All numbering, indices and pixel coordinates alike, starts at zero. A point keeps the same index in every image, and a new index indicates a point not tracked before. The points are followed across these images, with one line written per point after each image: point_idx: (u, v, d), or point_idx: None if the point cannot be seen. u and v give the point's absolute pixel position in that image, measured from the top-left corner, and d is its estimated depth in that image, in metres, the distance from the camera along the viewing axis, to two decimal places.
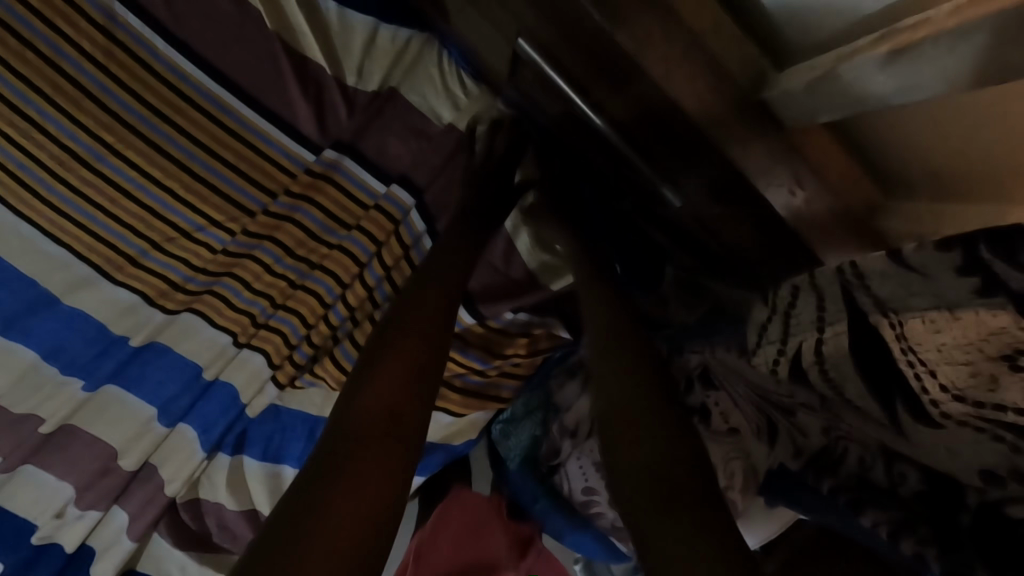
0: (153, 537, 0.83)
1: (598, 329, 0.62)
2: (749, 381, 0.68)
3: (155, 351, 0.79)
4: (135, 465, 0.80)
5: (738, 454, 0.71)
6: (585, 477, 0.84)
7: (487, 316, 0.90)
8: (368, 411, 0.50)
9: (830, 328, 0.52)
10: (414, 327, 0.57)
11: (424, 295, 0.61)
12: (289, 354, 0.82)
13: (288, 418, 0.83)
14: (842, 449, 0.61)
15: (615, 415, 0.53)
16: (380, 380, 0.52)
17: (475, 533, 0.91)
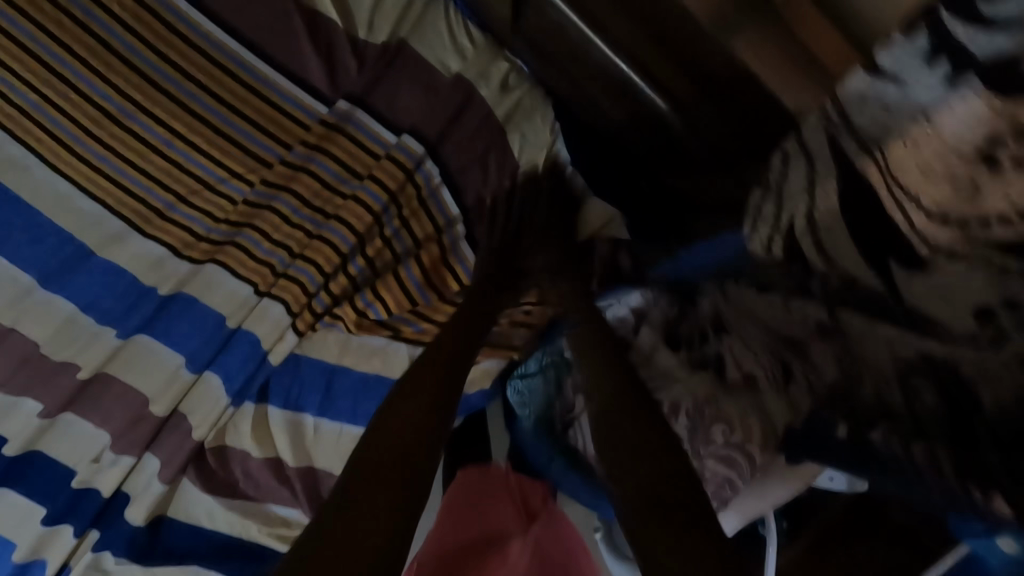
0: (182, 483, 0.86)
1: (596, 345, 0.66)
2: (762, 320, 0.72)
3: (180, 303, 0.82)
4: (164, 412, 0.84)
5: (755, 412, 0.71)
6: None
7: None
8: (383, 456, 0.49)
9: (819, 183, 0.62)
10: (432, 383, 0.59)
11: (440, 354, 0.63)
12: (308, 302, 0.84)
13: (307, 369, 0.85)
14: (858, 379, 0.61)
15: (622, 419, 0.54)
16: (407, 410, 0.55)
17: (491, 511, 0.85)
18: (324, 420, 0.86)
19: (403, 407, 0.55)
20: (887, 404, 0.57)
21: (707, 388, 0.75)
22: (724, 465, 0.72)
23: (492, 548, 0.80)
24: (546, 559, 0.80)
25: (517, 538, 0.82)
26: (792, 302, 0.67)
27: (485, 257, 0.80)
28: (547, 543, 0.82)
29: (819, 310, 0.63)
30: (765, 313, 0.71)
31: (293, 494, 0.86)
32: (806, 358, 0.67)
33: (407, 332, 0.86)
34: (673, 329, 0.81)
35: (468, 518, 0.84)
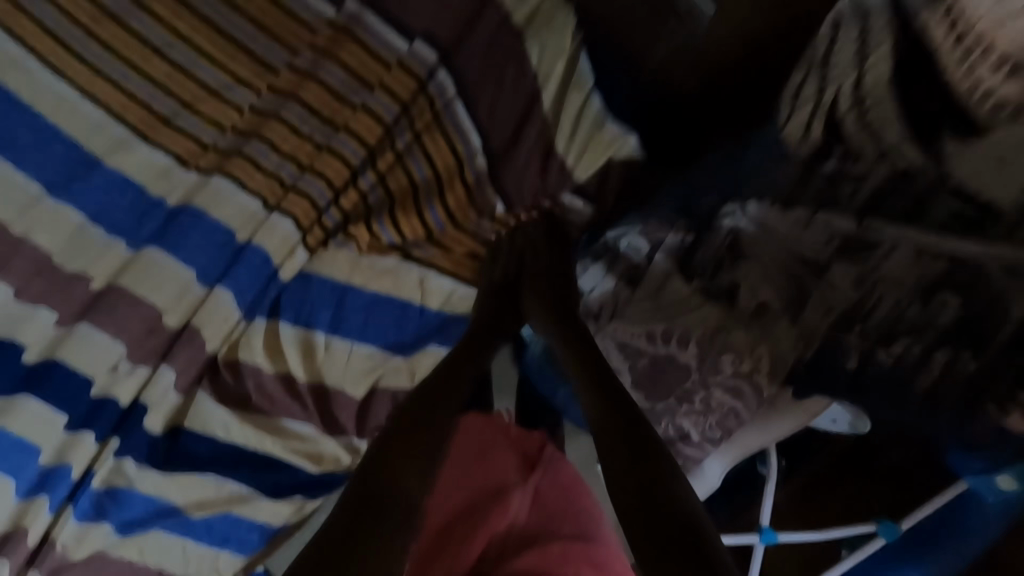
0: (197, 395, 0.88)
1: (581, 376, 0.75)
2: (784, 241, 0.70)
3: (189, 215, 0.81)
4: (178, 324, 0.85)
5: (768, 343, 0.69)
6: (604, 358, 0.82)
7: (507, 183, 0.84)
8: (368, 496, 0.66)
9: (869, 63, 0.67)
10: (419, 453, 0.71)
11: (431, 415, 0.75)
12: (318, 218, 0.84)
13: (317, 287, 0.85)
14: (877, 299, 0.63)
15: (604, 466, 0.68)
16: (402, 452, 0.71)
17: (489, 464, 0.81)
18: (335, 338, 0.86)
19: (387, 469, 0.69)
20: (907, 314, 0.61)
21: (718, 316, 0.72)
22: (732, 396, 0.73)
23: (493, 503, 0.77)
24: (548, 509, 0.77)
25: (517, 491, 0.78)
26: (820, 214, 0.69)
27: (482, 295, 0.84)
28: (548, 491, 0.78)
29: (847, 220, 0.67)
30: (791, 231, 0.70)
31: (305, 409, 0.89)
32: (829, 275, 0.66)
33: (420, 255, 0.86)
34: (686, 257, 0.77)
35: (467, 473, 0.80)
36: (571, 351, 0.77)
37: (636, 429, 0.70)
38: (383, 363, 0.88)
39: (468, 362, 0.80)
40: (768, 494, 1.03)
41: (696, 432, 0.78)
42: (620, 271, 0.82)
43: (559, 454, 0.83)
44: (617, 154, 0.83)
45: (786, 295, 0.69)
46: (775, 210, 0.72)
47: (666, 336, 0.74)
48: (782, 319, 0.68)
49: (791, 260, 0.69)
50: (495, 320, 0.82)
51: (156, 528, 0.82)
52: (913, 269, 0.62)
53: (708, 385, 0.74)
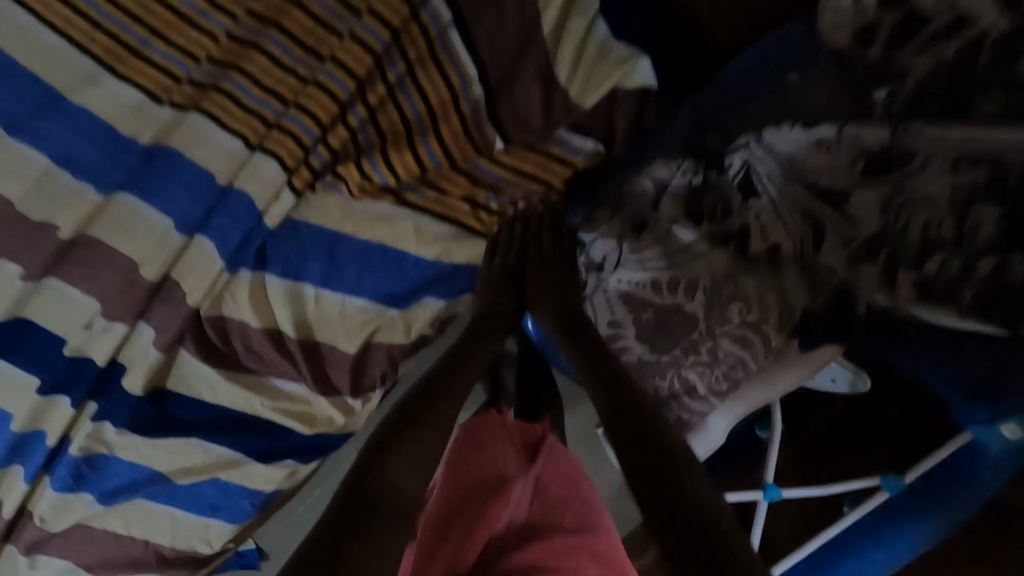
0: (179, 354, 0.85)
1: (593, 370, 0.71)
2: (805, 177, 0.65)
3: (166, 156, 0.75)
4: (156, 278, 0.80)
5: (776, 291, 0.70)
6: (611, 310, 0.80)
7: (509, 121, 0.76)
8: (355, 494, 0.57)
9: None
10: (417, 458, 0.63)
11: (429, 418, 0.67)
12: (305, 157, 0.77)
13: (306, 236, 0.80)
14: (903, 221, 0.59)
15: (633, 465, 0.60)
16: (404, 447, 0.63)
17: (488, 456, 0.72)
18: (326, 290, 0.82)
19: (383, 472, 0.60)
20: (936, 237, 0.57)
21: (727, 263, 0.73)
22: (739, 346, 0.73)
23: (491, 496, 0.67)
24: (551, 506, 0.67)
25: (518, 484, 0.68)
26: (848, 128, 0.61)
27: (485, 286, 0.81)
28: (552, 485, 0.69)
29: (879, 132, 0.59)
30: (811, 158, 0.64)
31: (296, 368, 0.86)
32: (846, 207, 0.63)
33: (416, 200, 0.80)
34: (693, 203, 0.74)
35: (463, 470, 0.71)
36: (569, 344, 0.74)
37: (643, 419, 0.64)
38: (378, 316, 0.84)
39: (468, 362, 0.74)
40: (773, 448, 1.01)
41: (703, 385, 0.77)
42: (626, 218, 0.78)
43: (563, 446, 0.75)
44: (624, 82, 0.74)
45: (796, 233, 0.68)
46: (799, 130, 0.65)
47: (671, 286, 0.76)
48: (793, 271, 0.69)
49: (807, 189, 0.66)
50: (488, 321, 0.77)
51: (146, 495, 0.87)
52: (947, 181, 0.55)
53: (716, 335, 0.74)
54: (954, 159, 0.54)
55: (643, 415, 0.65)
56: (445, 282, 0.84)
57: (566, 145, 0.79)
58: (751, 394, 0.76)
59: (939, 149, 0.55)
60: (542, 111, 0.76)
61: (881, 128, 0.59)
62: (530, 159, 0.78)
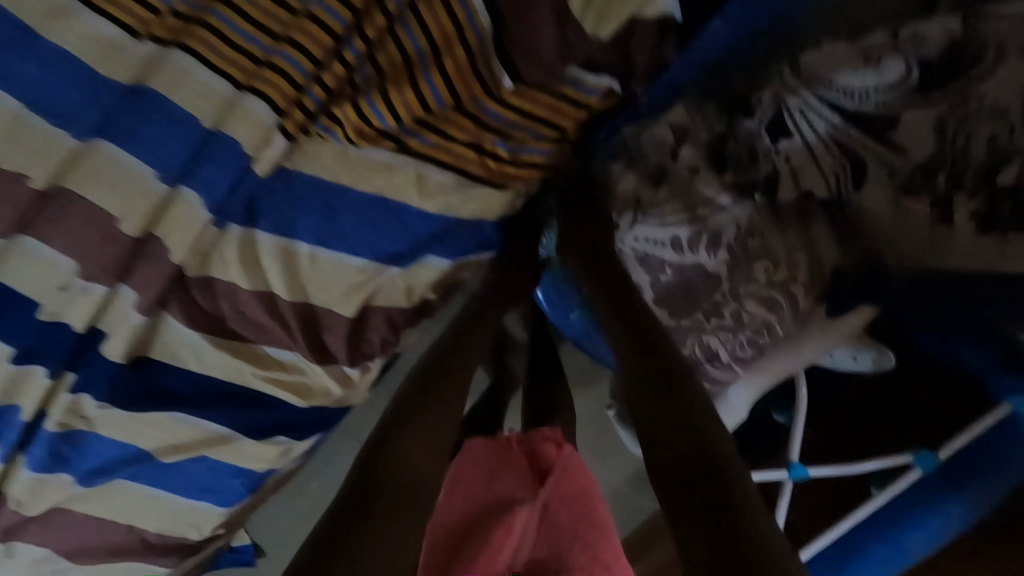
0: (162, 318, 0.79)
1: (621, 332, 0.62)
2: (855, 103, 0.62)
3: (148, 100, 0.69)
4: (136, 234, 0.73)
5: (805, 249, 0.71)
6: (636, 258, 0.76)
7: (519, 61, 0.67)
8: (359, 483, 0.52)
9: None
10: (428, 435, 0.59)
11: (432, 402, 0.62)
12: (298, 98, 0.70)
13: (300, 188, 0.74)
14: (965, 138, 0.58)
15: (661, 447, 0.50)
16: (408, 437, 0.57)
17: (494, 480, 0.67)
18: (321, 249, 0.76)
19: (393, 456, 0.55)
20: (1003, 147, 0.57)
21: (751, 215, 0.71)
22: (765, 307, 0.73)
23: (495, 524, 0.64)
24: (559, 532, 0.64)
25: (524, 512, 0.64)
26: (904, 29, 0.60)
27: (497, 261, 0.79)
28: (560, 509, 0.65)
29: (945, 27, 0.58)
30: (857, 79, 0.61)
31: (290, 337, 0.80)
32: (891, 135, 0.61)
33: (417, 146, 0.72)
34: (717, 150, 0.71)
35: (469, 494, 0.66)
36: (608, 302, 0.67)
37: (671, 381, 0.55)
38: (378, 275, 0.78)
39: (474, 336, 0.70)
40: (797, 423, 0.91)
41: (726, 351, 0.76)
42: (640, 171, 0.76)
43: (578, 457, 0.69)
44: (643, 12, 0.65)
45: (831, 175, 0.65)
46: (843, 43, 0.63)
47: (693, 244, 0.73)
48: (819, 224, 0.71)
49: (847, 118, 0.62)
50: (497, 284, 0.76)
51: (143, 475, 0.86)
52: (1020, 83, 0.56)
53: (739, 296, 0.74)
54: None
55: (670, 377, 0.55)
56: (449, 242, 0.79)
57: (578, 85, 0.70)
58: (776, 364, 0.77)
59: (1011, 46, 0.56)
60: (555, 44, 0.66)
61: (947, 22, 0.58)
62: (542, 97, 0.70)
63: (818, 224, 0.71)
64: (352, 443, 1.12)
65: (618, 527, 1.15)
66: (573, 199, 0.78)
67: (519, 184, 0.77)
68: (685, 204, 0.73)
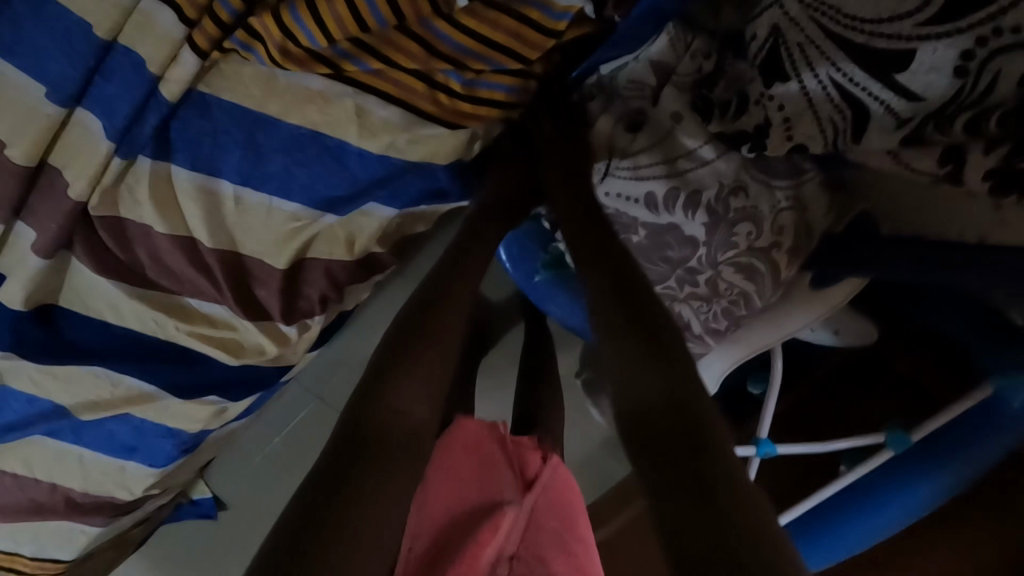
0: (70, 260, 0.71)
1: (597, 266, 0.54)
2: (858, 35, 0.48)
3: (26, 1, 0.57)
4: (26, 162, 0.63)
5: (794, 207, 0.63)
6: (618, 204, 0.68)
7: None
8: (357, 427, 0.45)
9: None
10: (421, 374, 0.50)
11: (430, 332, 0.54)
12: (210, 6, 0.59)
13: (220, 115, 0.63)
14: (993, 76, 0.44)
15: (631, 395, 0.43)
16: (411, 375, 0.50)
17: (482, 477, 0.60)
18: (247, 189, 0.67)
19: (381, 406, 0.47)
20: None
21: (738, 170, 0.63)
22: (743, 276, 0.66)
23: (482, 525, 0.57)
24: (544, 539, 0.58)
25: (512, 514, 0.58)
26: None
27: (494, 179, 0.67)
28: (546, 514, 0.59)
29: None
30: (864, 5, 0.47)
31: (216, 287, 0.72)
32: (898, 77, 0.47)
33: (356, 73, 0.62)
34: (704, 92, 0.61)
35: (454, 488, 0.59)
36: (583, 231, 0.58)
37: (662, 345, 0.45)
38: (313, 224, 0.70)
39: (476, 254, 0.61)
40: (770, 400, 0.86)
41: (699, 322, 0.70)
42: (619, 114, 0.67)
43: (564, 469, 0.64)
44: None
45: (827, 126, 0.53)
46: None
47: (670, 202, 0.66)
48: (815, 176, 0.63)
49: (851, 55, 0.49)
50: (501, 205, 0.65)
51: (87, 415, 0.78)
52: None
53: (718, 264, 0.66)
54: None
55: (660, 340, 0.46)
56: (396, 189, 0.70)
57: (544, 6, 0.58)
58: (750, 334, 0.72)
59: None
60: None
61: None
62: (500, 20, 0.59)
63: (812, 181, 0.63)
64: (310, 403, 1.04)
65: (585, 492, 1.12)
66: (553, 131, 0.66)
67: (476, 124, 0.67)
68: (664, 156, 0.65)
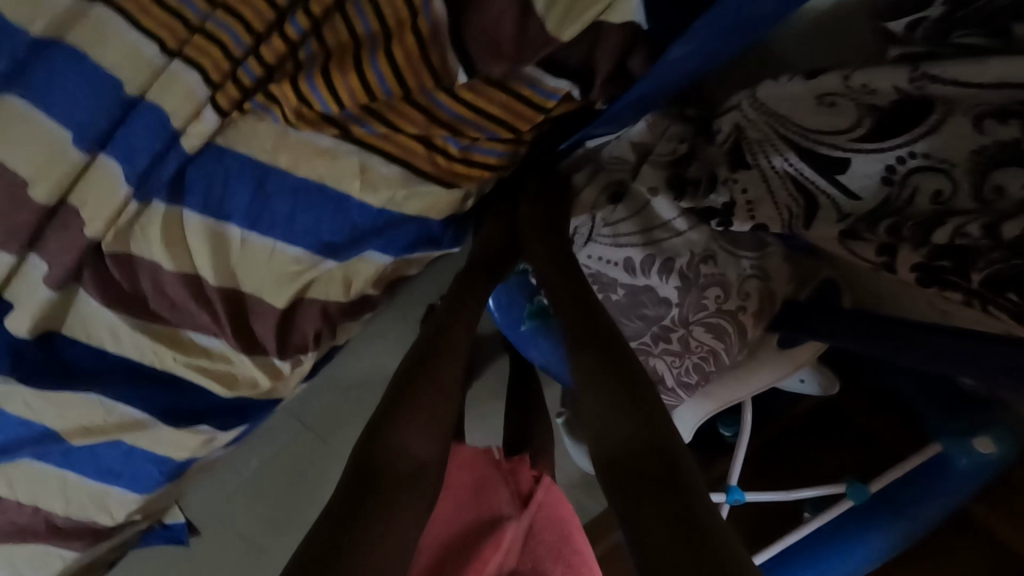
0: (79, 292, 0.75)
1: (575, 324, 0.57)
2: (805, 140, 0.56)
3: (63, 57, 0.63)
4: (48, 200, 0.68)
5: (759, 275, 0.71)
6: (600, 263, 0.75)
7: (481, 67, 0.63)
8: (359, 464, 0.48)
9: None
10: (421, 420, 0.54)
11: (431, 371, 0.58)
12: (234, 72, 0.65)
13: (232, 163, 0.69)
14: (911, 190, 0.50)
15: (611, 441, 0.46)
16: (414, 424, 0.53)
17: (482, 496, 0.67)
18: (252, 233, 0.71)
19: (387, 447, 0.50)
20: (951, 205, 0.48)
21: (708, 241, 0.71)
22: (713, 336, 0.72)
23: (486, 538, 0.64)
24: (542, 553, 0.65)
25: (511, 528, 0.65)
26: (856, 75, 0.52)
27: (493, 230, 0.74)
28: (545, 529, 0.66)
29: (896, 76, 0.49)
30: (807, 117, 0.56)
31: (214, 321, 0.76)
32: (840, 178, 0.54)
33: (363, 135, 0.68)
34: (678, 171, 0.67)
35: (458, 506, 0.66)
36: (562, 290, 0.61)
37: (633, 388, 0.49)
38: (314, 268, 0.74)
39: (468, 307, 0.66)
40: (739, 449, 0.90)
41: (671, 375, 0.75)
42: (602, 184, 0.74)
43: (555, 486, 0.71)
44: (606, 15, 0.59)
45: (784, 211, 0.58)
46: (800, 77, 0.57)
47: (647, 267, 0.73)
48: (776, 249, 0.72)
49: (800, 154, 0.57)
50: (485, 260, 0.71)
51: (77, 440, 0.80)
52: (969, 139, 0.47)
53: (689, 323, 0.73)
54: (980, 111, 0.46)
55: (628, 379, 0.50)
56: (389, 235, 0.75)
57: (536, 85, 0.65)
58: (719, 389, 0.79)
59: (964, 99, 0.47)
60: (514, 36, 0.60)
61: (899, 72, 0.49)
62: (496, 95, 0.66)
63: (774, 254, 0.72)
64: (294, 427, 1.06)
65: None
66: (536, 192, 0.73)
67: (470, 184, 0.73)
68: (642, 225, 0.72)
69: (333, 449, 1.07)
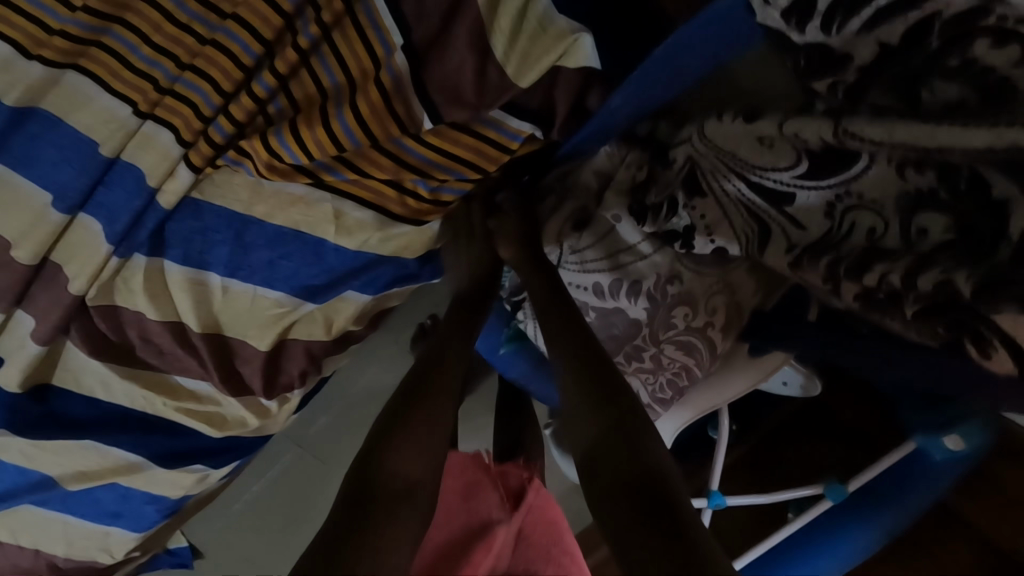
0: (67, 345, 0.77)
1: (559, 335, 0.60)
2: (754, 174, 0.59)
3: (42, 124, 0.66)
4: (31, 261, 0.70)
5: (725, 291, 0.70)
6: (573, 285, 0.76)
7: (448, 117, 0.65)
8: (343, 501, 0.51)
9: None
10: (409, 443, 0.56)
11: (425, 395, 0.60)
12: (205, 131, 0.67)
13: (211, 218, 0.71)
14: (850, 223, 0.54)
15: (594, 449, 0.50)
16: (410, 447, 0.55)
17: (472, 501, 0.70)
18: (234, 280, 0.73)
19: (374, 471, 0.53)
20: (882, 243, 0.52)
21: (671, 262, 0.71)
22: (683, 352, 0.74)
23: (476, 539, 0.65)
24: (534, 554, 0.65)
25: (502, 531, 0.66)
26: (789, 123, 0.55)
27: (467, 262, 0.75)
28: (534, 530, 0.67)
29: (821, 129, 0.52)
30: (751, 154, 0.58)
31: (203, 366, 0.78)
32: (787, 209, 0.57)
33: (334, 182, 0.70)
34: (638, 198, 0.68)
35: (451, 510, 0.70)
36: (546, 305, 0.64)
37: (612, 398, 0.52)
38: (295, 310, 0.77)
39: (459, 333, 0.67)
40: (719, 453, 0.93)
41: (646, 392, 0.78)
42: (568, 212, 0.74)
43: (547, 491, 0.73)
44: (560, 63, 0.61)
45: (742, 236, 0.62)
46: (740, 119, 0.59)
47: (615, 289, 0.74)
48: (741, 264, 0.69)
49: (750, 187, 0.59)
50: (473, 285, 0.73)
51: (72, 485, 0.82)
52: (895, 180, 0.50)
53: (660, 341, 0.75)
54: (899, 160, 0.50)
55: (616, 393, 0.52)
56: (365, 271, 0.76)
57: (500, 127, 0.67)
58: (700, 397, 0.81)
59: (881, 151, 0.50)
60: (473, 83, 0.63)
61: (823, 124, 0.52)
62: (461, 139, 0.68)
63: (739, 267, 0.70)
64: (292, 451, 1.08)
65: None
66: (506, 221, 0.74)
67: None
68: (606, 250, 0.73)
69: (334, 473, 1.08)
